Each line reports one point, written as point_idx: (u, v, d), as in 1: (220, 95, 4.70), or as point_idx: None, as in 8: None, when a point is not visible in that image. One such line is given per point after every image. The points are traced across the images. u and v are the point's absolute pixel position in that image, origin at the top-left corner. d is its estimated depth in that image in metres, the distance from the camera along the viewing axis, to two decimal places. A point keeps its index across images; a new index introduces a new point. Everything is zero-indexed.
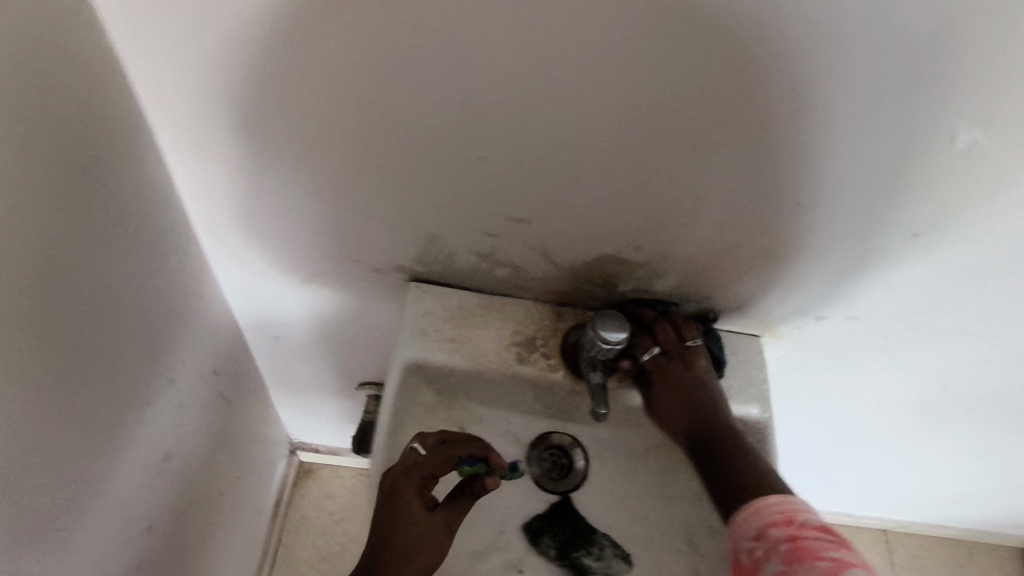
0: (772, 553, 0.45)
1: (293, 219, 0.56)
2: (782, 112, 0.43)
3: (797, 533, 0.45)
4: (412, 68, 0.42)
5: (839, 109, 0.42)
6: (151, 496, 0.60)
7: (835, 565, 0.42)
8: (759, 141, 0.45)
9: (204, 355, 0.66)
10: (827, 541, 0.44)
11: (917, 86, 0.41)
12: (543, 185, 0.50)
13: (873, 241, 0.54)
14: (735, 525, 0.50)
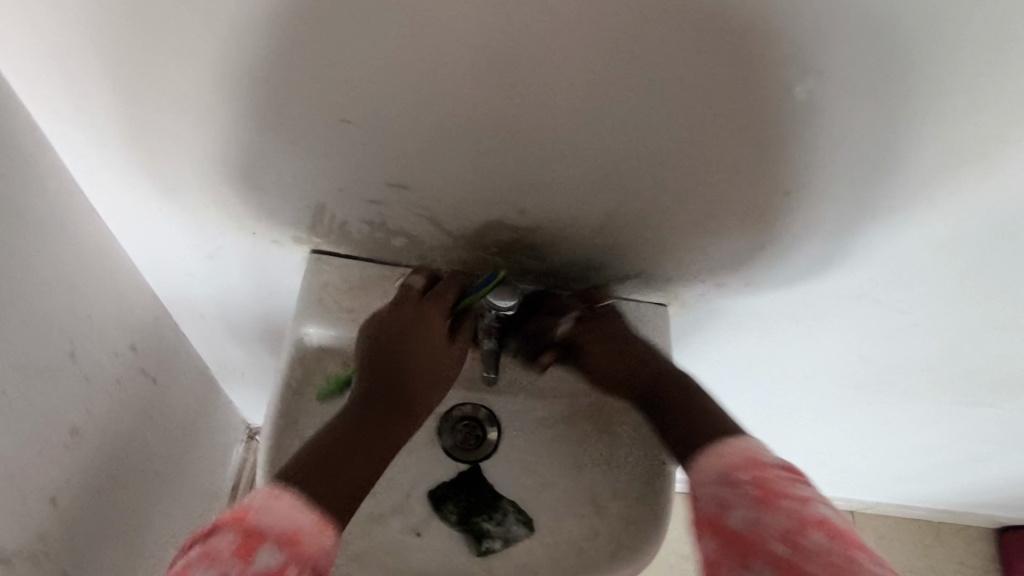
0: (738, 497, 0.46)
1: (181, 190, 0.57)
2: (625, 70, 0.42)
3: (763, 474, 0.47)
4: (246, 30, 0.41)
5: (679, 67, 0.42)
6: (57, 467, 0.61)
7: (802, 507, 0.44)
8: (611, 101, 0.45)
9: (115, 330, 0.67)
10: (790, 481, 0.47)
11: (748, 42, 0.40)
12: (412, 149, 0.50)
13: (749, 203, 0.53)
14: (696, 473, 0.51)
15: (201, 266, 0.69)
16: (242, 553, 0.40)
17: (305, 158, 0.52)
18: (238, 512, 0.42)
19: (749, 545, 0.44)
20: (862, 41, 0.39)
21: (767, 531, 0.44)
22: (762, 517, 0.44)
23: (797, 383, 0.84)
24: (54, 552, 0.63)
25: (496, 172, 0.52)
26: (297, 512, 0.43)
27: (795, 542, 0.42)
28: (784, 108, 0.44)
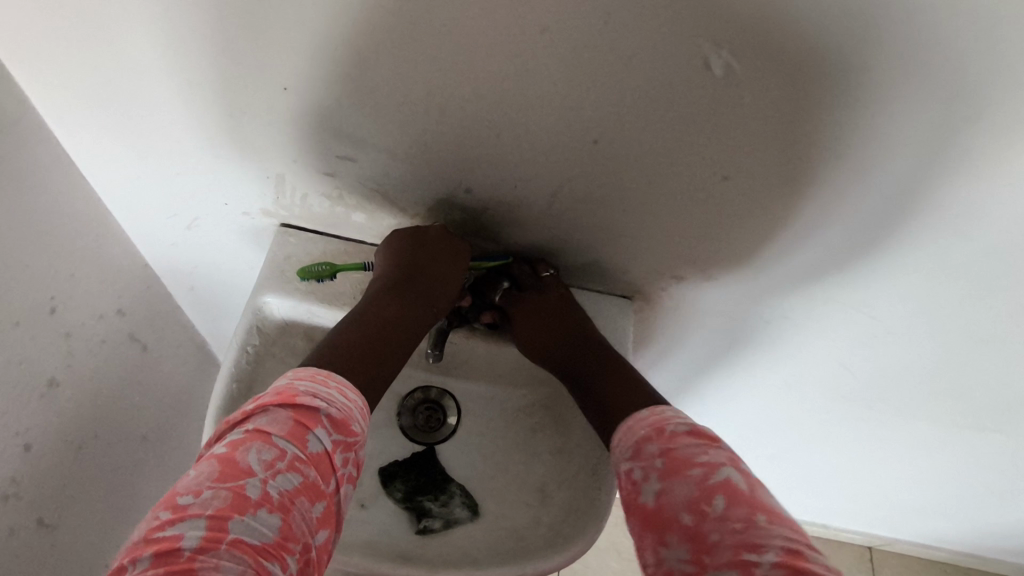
0: (648, 472, 0.48)
1: (152, 157, 0.60)
2: (545, 47, 0.41)
3: (672, 444, 0.48)
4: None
5: (593, 43, 0.40)
6: (29, 417, 0.65)
7: (704, 474, 0.45)
8: (534, 82, 0.44)
9: (98, 293, 0.71)
10: (697, 444, 0.47)
11: (657, 17, 0.38)
12: (353, 122, 0.51)
13: (693, 189, 0.51)
14: (658, 443, 0.49)
15: (183, 236, 0.72)
16: (295, 435, 0.43)
17: (256, 130, 0.54)
18: (286, 394, 0.45)
19: (662, 518, 0.45)
20: (771, 16, 0.36)
21: (675, 501, 0.45)
22: (667, 488, 0.45)
23: (781, 395, 0.80)
24: (25, 497, 0.67)
25: (435, 150, 0.52)
26: (338, 397, 0.47)
27: (697, 508, 0.43)
28: (700, 85, 0.42)
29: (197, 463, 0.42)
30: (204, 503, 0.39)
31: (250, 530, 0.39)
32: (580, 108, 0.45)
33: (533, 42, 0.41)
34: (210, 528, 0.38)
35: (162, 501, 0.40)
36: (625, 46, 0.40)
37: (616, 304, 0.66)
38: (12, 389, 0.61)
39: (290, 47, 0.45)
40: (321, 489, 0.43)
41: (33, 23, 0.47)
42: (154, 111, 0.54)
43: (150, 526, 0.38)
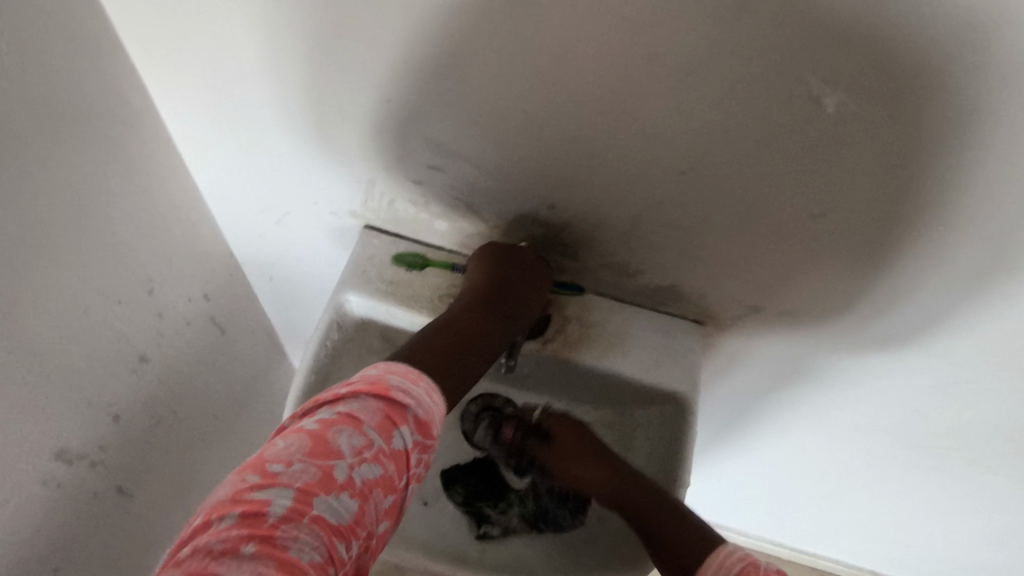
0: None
1: (255, 155, 0.64)
2: (652, 77, 0.42)
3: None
4: (307, 12, 0.46)
5: (701, 76, 0.41)
6: (121, 389, 0.69)
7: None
8: (635, 108, 0.44)
9: (189, 277, 0.75)
10: None
11: (769, 54, 0.38)
12: (451, 136, 0.53)
13: (782, 221, 0.50)
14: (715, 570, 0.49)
15: (271, 229, 0.76)
16: (383, 428, 0.45)
17: (355, 135, 0.56)
18: (379, 384, 0.47)
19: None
20: (890, 58, 0.36)
21: None
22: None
23: (847, 436, 0.78)
24: (110, 464, 0.71)
25: (524, 166, 0.53)
26: (426, 399, 0.49)
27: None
28: (804, 120, 0.41)
29: (286, 432, 0.45)
30: (293, 475, 0.41)
31: (330, 511, 0.41)
32: (678, 135, 0.45)
33: (640, 69, 0.41)
34: (296, 499, 0.41)
35: (252, 464, 0.42)
36: (733, 80, 0.40)
37: (686, 329, 0.66)
38: (110, 361, 0.66)
39: (401, 60, 0.47)
40: (395, 485, 0.46)
41: (169, 28, 0.50)
42: (263, 111, 0.57)
43: (238, 486, 0.41)
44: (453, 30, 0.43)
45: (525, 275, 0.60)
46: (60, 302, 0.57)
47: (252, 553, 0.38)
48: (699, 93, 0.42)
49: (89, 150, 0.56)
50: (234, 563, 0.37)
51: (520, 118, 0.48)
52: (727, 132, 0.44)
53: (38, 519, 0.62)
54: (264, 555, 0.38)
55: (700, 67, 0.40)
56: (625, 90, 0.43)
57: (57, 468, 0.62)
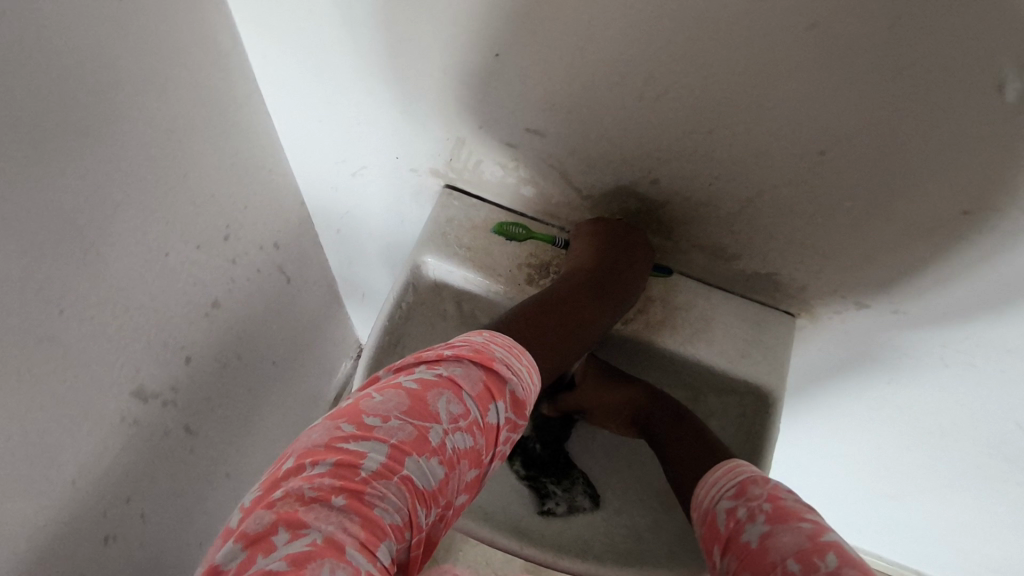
0: (754, 514, 0.45)
1: (340, 104, 0.61)
2: (800, 44, 0.38)
3: (775, 493, 0.46)
4: None
5: (859, 46, 0.36)
6: (193, 332, 0.69)
7: (818, 530, 0.42)
8: (771, 79, 0.41)
9: (263, 224, 0.75)
10: (798, 503, 0.46)
11: (952, 26, 0.33)
12: (555, 96, 0.49)
13: (914, 211, 0.46)
14: (710, 486, 0.51)
15: (346, 182, 0.74)
16: (481, 399, 0.45)
17: (451, 91, 0.53)
18: (482, 354, 0.48)
19: (763, 563, 0.42)
20: None
21: (783, 547, 0.42)
22: (776, 533, 0.43)
23: (926, 457, 0.72)
24: (180, 404, 0.72)
25: (636, 136, 0.50)
26: (525, 377, 0.50)
27: (808, 560, 0.40)
28: (972, 102, 0.37)
29: (384, 385, 0.45)
30: (390, 432, 0.42)
31: (419, 474, 0.42)
32: (817, 115, 0.42)
33: (790, 37, 0.37)
34: (390, 455, 0.41)
35: (349, 412, 0.43)
36: (897, 54, 0.36)
37: (778, 320, 0.62)
38: (185, 304, 0.66)
39: (514, 13, 0.43)
40: (481, 459, 0.46)
41: None
42: (355, 60, 0.55)
43: (332, 434, 0.41)
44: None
45: (630, 263, 0.58)
46: (145, 243, 0.57)
47: (342, 505, 0.39)
48: (854, 69, 0.38)
49: (180, 89, 0.54)
50: (325, 510, 0.38)
51: (640, 85, 0.45)
52: (879, 116, 0.40)
53: (115, 452, 0.63)
54: (353, 508, 0.39)
55: (864, 38, 0.36)
56: (767, 57, 0.39)
57: (134, 405, 0.63)
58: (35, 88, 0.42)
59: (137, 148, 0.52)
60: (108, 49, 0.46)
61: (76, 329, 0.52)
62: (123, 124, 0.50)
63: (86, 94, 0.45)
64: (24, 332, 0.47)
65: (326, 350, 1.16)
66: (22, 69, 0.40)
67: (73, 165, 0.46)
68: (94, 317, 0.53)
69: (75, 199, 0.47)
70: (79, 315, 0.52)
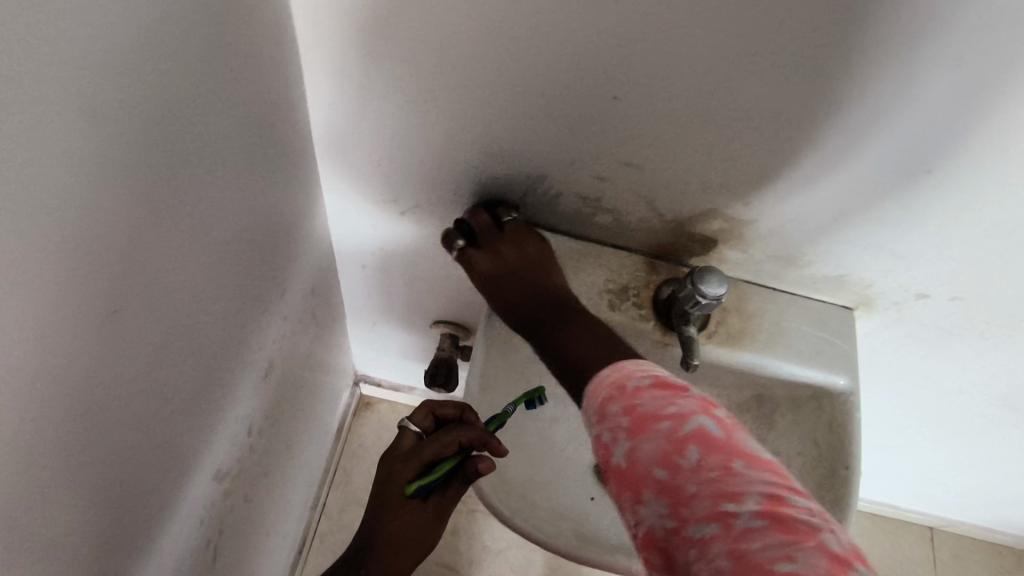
0: (615, 433, 0.42)
1: (406, 149, 0.60)
2: (905, 72, 0.42)
3: (633, 401, 0.42)
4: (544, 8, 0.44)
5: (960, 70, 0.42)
6: (257, 399, 0.65)
7: (675, 425, 0.39)
8: (872, 104, 0.45)
9: (306, 273, 0.71)
10: (658, 397, 0.41)
11: None
12: (656, 128, 0.52)
13: (985, 211, 0.51)
14: (584, 411, 0.46)
15: (388, 222, 0.72)
16: None
17: (540, 129, 0.54)
18: None
19: (636, 480, 0.40)
20: None
21: (646, 459, 0.39)
22: (640, 446, 0.40)
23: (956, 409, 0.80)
24: (242, 474, 0.67)
25: (730, 163, 0.53)
26: None
27: (670, 463, 0.38)
28: None
29: None
30: None
31: None
32: (910, 134, 0.47)
33: (903, 65, 0.42)
34: None
35: None
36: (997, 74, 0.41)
37: (840, 316, 0.66)
38: (252, 373, 0.61)
39: (646, 23, 0.43)
40: None
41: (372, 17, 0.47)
42: (441, 106, 0.54)
43: None
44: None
45: (691, 295, 0.58)
46: (222, 309, 0.52)
47: None
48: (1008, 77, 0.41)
49: (255, 133, 0.50)
50: None
51: (768, 105, 0.47)
52: (1016, 129, 0.44)
53: (197, 539, 0.58)
54: None
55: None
56: (879, 81, 0.44)
57: (211, 489, 0.58)
58: (142, 137, 0.36)
59: (217, 202, 0.47)
60: (200, 87, 0.41)
61: (174, 424, 0.48)
62: (208, 173, 0.45)
63: (180, 140, 0.40)
64: (126, 430, 0.42)
65: (333, 387, 1.13)
66: (128, 116, 0.35)
67: (171, 228, 0.41)
68: (184, 402, 0.48)
69: (170, 270, 0.42)
70: (171, 402, 0.47)
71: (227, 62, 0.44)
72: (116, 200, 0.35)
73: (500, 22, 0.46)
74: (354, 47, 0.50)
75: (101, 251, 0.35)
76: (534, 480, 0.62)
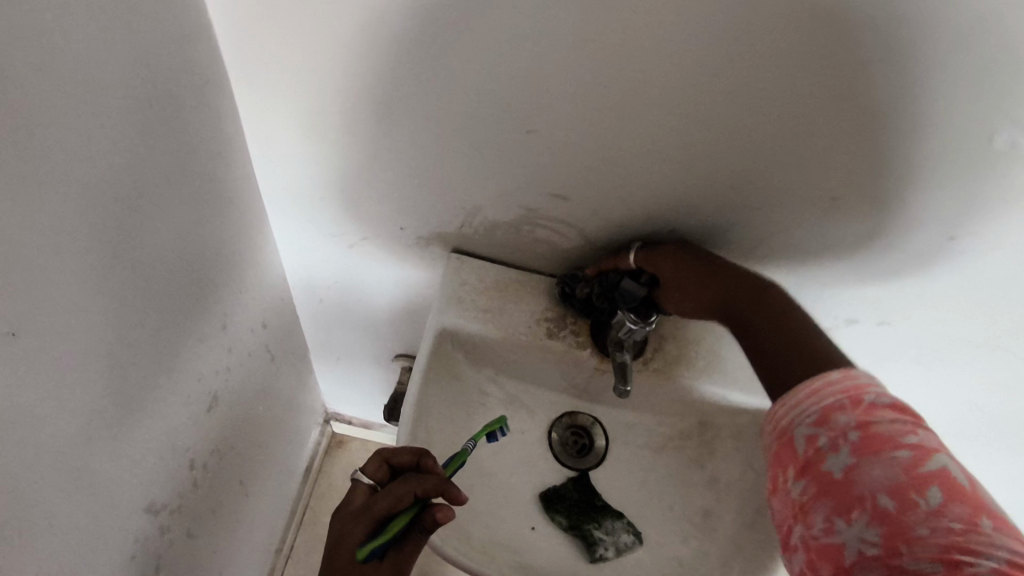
0: (838, 443, 0.40)
1: (347, 183, 0.62)
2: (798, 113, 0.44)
3: (868, 418, 0.40)
4: (458, 53, 0.46)
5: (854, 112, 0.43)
6: (198, 432, 0.65)
7: (912, 456, 0.38)
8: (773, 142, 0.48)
9: (256, 306, 0.72)
10: (904, 425, 0.40)
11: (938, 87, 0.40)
12: (578, 161, 0.54)
13: (897, 242, 0.53)
14: (789, 403, 0.45)
15: (340, 256, 0.74)
16: None
17: (470, 164, 0.56)
18: None
19: (849, 495, 0.38)
20: None
21: (871, 482, 0.38)
22: (864, 466, 0.38)
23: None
24: (183, 508, 0.67)
25: (652, 194, 0.55)
26: None
27: (903, 496, 0.37)
28: (967, 154, 0.43)
29: None
30: None
31: None
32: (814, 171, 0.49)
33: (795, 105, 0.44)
34: None
35: None
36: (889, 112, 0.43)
37: None
38: (192, 405, 0.62)
39: (555, 66, 0.45)
40: None
41: (299, 60, 0.50)
42: (376, 142, 0.56)
43: None
44: (625, 28, 0.41)
45: (621, 321, 0.60)
46: (154, 342, 0.53)
47: None
48: (892, 124, 0.43)
49: (187, 171, 0.51)
50: None
51: (676, 141, 0.49)
52: (910, 167, 0.46)
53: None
54: None
55: (899, 93, 0.41)
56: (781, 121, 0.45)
57: (144, 523, 0.58)
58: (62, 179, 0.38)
59: (149, 236, 0.48)
60: (125, 130, 0.42)
61: (97, 454, 0.48)
62: (141, 207, 0.46)
63: (101, 178, 0.41)
64: (44, 460, 0.42)
65: (298, 424, 1.13)
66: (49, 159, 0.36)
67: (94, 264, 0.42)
68: (109, 433, 0.49)
69: (94, 306, 0.43)
70: (93, 435, 0.47)
71: (159, 107, 0.46)
72: (31, 237, 0.36)
73: (419, 66, 0.48)
74: (287, 89, 0.53)
75: (16, 288, 0.36)
76: (472, 510, 0.62)
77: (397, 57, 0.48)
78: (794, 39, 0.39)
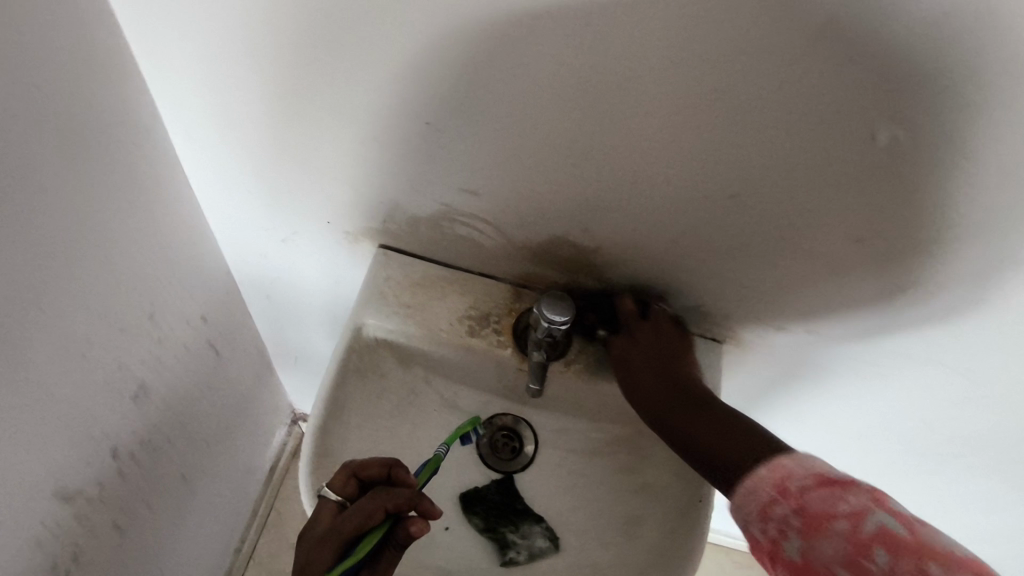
0: (785, 529, 0.39)
1: (269, 176, 0.63)
2: (684, 106, 0.44)
3: (802, 499, 0.39)
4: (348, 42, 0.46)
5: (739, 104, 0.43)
6: (120, 421, 0.65)
7: (850, 522, 0.37)
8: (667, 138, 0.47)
9: (190, 299, 0.73)
10: (831, 491, 0.38)
11: (814, 79, 0.40)
12: (483, 156, 0.53)
13: (808, 240, 0.52)
14: (735, 505, 0.44)
15: (276, 250, 0.74)
16: None
17: (381, 158, 0.57)
18: None
19: None
20: (935, 93, 0.38)
21: (827, 561, 0.37)
22: (816, 548, 0.37)
23: (820, 425, 0.81)
24: (107, 497, 0.67)
25: (560, 192, 0.55)
26: None
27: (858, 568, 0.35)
28: (855, 147, 0.43)
29: None
30: None
31: None
32: (713, 167, 0.48)
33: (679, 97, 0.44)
34: None
35: None
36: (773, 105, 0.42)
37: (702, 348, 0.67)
38: (111, 392, 0.62)
39: (441, 56, 0.45)
40: None
41: (202, 50, 0.50)
42: (289, 135, 0.57)
43: None
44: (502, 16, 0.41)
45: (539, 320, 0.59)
46: (64, 324, 0.53)
47: None
48: (778, 118, 0.43)
49: (94, 156, 0.52)
50: None
51: (574, 136, 0.49)
52: (805, 161, 0.46)
53: (35, 561, 0.57)
54: None
55: (773, 83, 0.41)
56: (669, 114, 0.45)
57: (54, 508, 0.58)
58: None
59: (51, 221, 0.49)
60: (15, 109, 0.43)
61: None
62: (40, 188, 0.47)
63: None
64: None
65: (258, 424, 1.13)
66: None
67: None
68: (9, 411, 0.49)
69: None
70: None
71: (56, 90, 0.47)
72: None
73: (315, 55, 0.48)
74: (196, 79, 0.53)
75: None
76: None
77: (292, 47, 0.48)
78: (658, 30, 0.40)
